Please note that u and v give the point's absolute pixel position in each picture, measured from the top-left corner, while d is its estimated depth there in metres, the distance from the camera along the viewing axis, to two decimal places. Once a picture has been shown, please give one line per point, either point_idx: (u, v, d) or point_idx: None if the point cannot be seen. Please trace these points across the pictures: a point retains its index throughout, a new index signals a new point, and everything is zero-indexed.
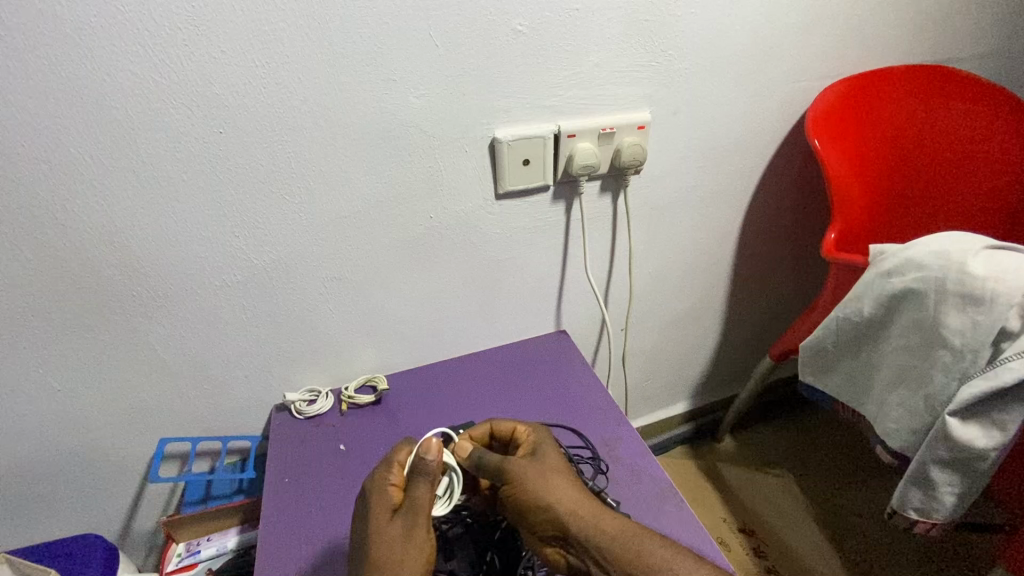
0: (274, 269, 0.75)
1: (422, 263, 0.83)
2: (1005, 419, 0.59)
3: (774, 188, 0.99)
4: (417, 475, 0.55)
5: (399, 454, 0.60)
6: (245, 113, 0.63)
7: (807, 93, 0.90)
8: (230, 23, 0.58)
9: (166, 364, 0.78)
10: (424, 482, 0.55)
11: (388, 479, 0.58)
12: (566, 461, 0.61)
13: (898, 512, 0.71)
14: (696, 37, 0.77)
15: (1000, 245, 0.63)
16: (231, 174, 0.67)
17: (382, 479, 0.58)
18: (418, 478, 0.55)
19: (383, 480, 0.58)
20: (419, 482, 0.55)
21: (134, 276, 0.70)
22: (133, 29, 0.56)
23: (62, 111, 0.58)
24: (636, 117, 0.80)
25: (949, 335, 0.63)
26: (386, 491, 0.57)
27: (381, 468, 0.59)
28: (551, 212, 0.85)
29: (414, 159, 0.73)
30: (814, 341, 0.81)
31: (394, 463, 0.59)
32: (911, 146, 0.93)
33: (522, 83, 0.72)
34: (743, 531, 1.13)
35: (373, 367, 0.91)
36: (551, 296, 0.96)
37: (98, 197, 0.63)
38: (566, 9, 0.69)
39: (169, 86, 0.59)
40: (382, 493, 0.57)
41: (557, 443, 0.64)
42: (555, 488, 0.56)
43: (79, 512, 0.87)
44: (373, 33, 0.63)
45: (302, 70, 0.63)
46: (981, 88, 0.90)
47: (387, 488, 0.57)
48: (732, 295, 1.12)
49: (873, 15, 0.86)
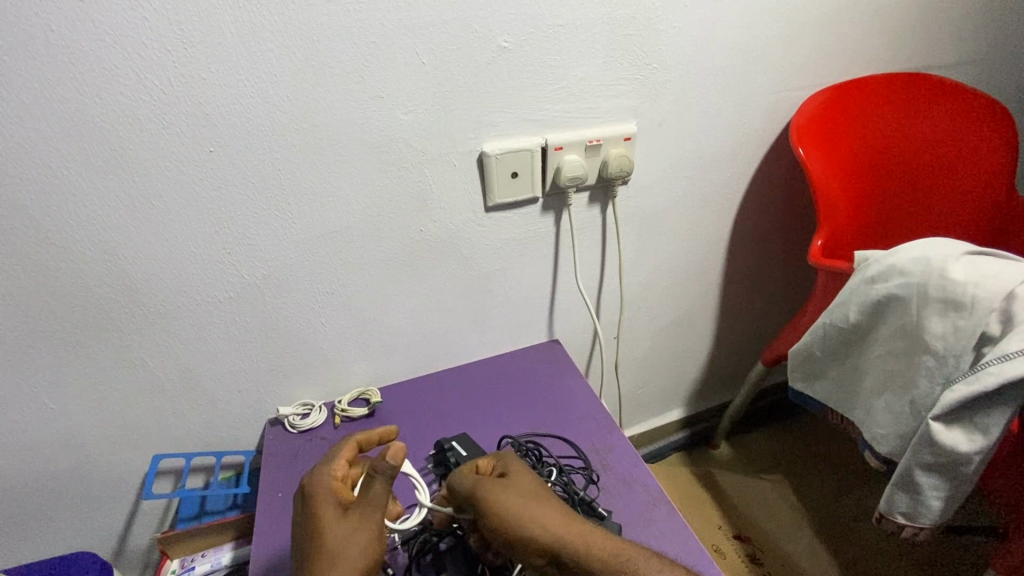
0: (267, 284, 0.76)
1: (414, 275, 0.83)
2: (988, 422, 0.59)
3: (762, 196, 1.00)
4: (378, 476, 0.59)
5: (344, 450, 0.63)
6: (234, 132, 0.64)
7: (791, 102, 0.91)
8: (219, 45, 0.59)
9: (160, 380, 0.79)
10: (382, 481, 0.59)
11: (332, 474, 0.60)
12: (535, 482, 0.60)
13: (886, 517, 0.71)
14: (680, 50, 0.78)
15: (980, 251, 0.64)
16: (222, 192, 0.68)
17: (326, 474, 0.60)
18: (376, 476, 0.59)
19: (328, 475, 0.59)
20: (374, 481, 0.59)
21: (127, 294, 0.71)
22: (124, 53, 0.57)
23: (53, 133, 0.59)
24: (622, 129, 0.81)
25: (932, 340, 0.64)
26: (331, 486, 0.58)
27: (326, 462, 0.61)
28: (540, 223, 0.86)
29: (403, 174, 0.74)
30: (803, 347, 0.82)
31: (341, 459, 0.62)
32: (895, 152, 0.94)
33: (508, 98, 0.73)
34: (739, 538, 1.13)
35: (366, 380, 0.92)
36: (543, 307, 0.96)
37: (90, 217, 0.64)
38: (550, 25, 0.70)
39: (159, 107, 0.61)
40: (328, 486, 0.58)
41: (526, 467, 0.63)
42: (531, 504, 0.56)
43: (74, 530, 0.87)
44: (362, 52, 0.64)
45: (290, 89, 0.64)
46: (963, 94, 0.92)
47: (331, 484, 0.59)
48: (724, 302, 1.13)
49: (853, 26, 0.87)
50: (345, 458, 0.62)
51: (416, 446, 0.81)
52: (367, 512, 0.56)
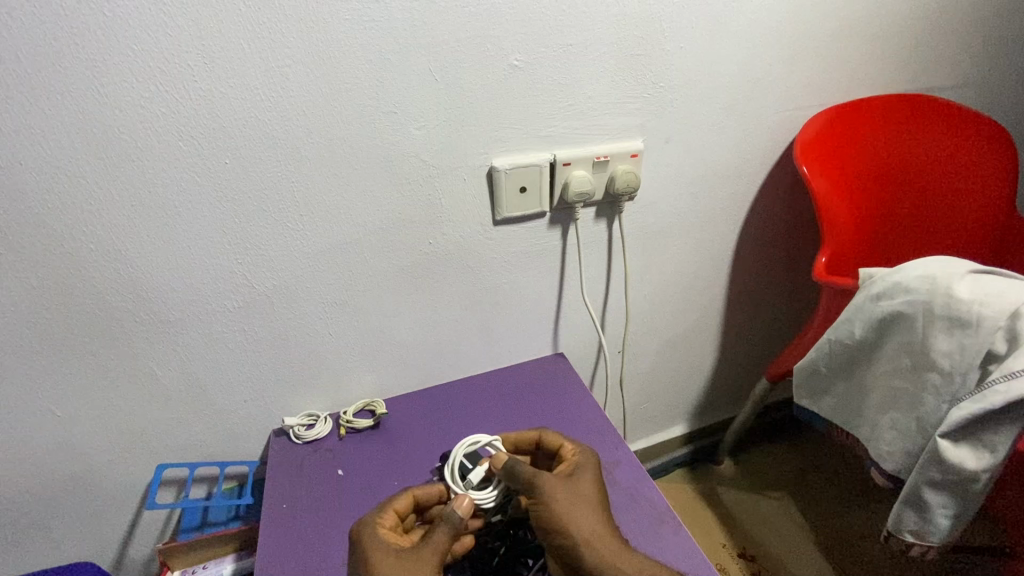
0: (275, 294, 0.77)
1: (422, 288, 0.84)
2: (994, 440, 0.59)
3: (767, 212, 1.01)
4: (440, 521, 0.58)
5: (396, 502, 0.63)
6: (249, 144, 0.66)
7: (795, 121, 0.93)
8: (238, 61, 0.61)
9: (167, 389, 0.79)
10: (445, 530, 0.58)
11: (381, 523, 0.61)
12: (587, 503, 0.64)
13: (895, 534, 0.70)
14: (685, 71, 0.80)
15: (984, 269, 0.65)
16: (234, 203, 0.69)
17: (376, 523, 0.61)
18: (441, 524, 0.58)
19: (376, 523, 0.60)
20: (439, 528, 0.58)
21: (138, 302, 0.71)
22: (144, 67, 0.58)
23: (73, 143, 0.60)
24: (629, 145, 0.82)
25: (938, 357, 0.64)
26: (382, 534, 0.59)
27: (375, 516, 0.61)
28: (547, 237, 0.87)
29: (413, 187, 0.75)
30: (808, 363, 0.83)
31: (391, 511, 0.62)
32: (896, 171, 0.95)
33: (519, 116, 0.75)
34: (743, 556, 1.12)
35: (371, 391, 0.92)
36: (549, 320, 0.97)
37: (104, 225, 0.65)
38: (561, 45, 0.72)
39: (177, 120, 0.62)
40: (377, 533, 0.59)
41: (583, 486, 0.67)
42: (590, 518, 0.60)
43: (76, 540, 0.87)
44: (376, 69, 0.66)
45: (304, 102, 0.65)
46: (964, 115, 0.93)
47: (381, 530, 0.60)
48: (728, 317, 1.13)
49: (855, 48, 0.89)
50: (395, 509, 0.63)
51: (422, 458, 0.81)
52: (423, 554, 0.56)
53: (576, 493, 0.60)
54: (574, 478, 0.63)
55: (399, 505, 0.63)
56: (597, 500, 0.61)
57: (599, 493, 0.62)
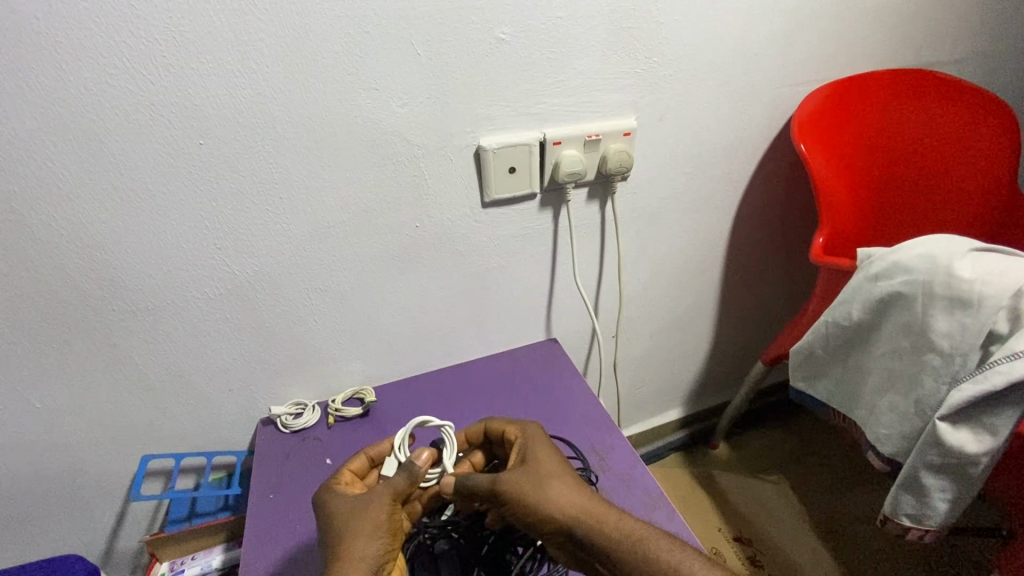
0: (257, 279, 0.74)
1: (409, 273, 0.82)
2: (996, 422, 0.58)
3: (763, 192, 0.99)
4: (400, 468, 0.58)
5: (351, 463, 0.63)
6: (223, 124, 0.63)
7: (793, 97, 0.90)
8: (208, 34, 0.58)
9: (149, 379, 0.77)
10: (403, 474, 0.57)
11: (336, 480, 0.61)
12: (558, 461, 0.59)
13: (891, 518, 0.70)
14: (680, 44, 0.77)
15: (988, 247, 0.63)
16: (210, 186, 0.66)
17: (331, 482, 0.60)
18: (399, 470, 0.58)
19: (330, 482, 0.60)
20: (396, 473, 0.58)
21: (115, 291, 0.69)
22: (108, 42, 0.55)
23: (36, 123, 0.57)
24: (621, 124, 0.80)
25: (937, 338, 0.63)
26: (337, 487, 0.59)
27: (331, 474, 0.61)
28: (538, 219, 0.84)
29: (398, 168, 0.72)
30: (804, 346, 0.81)
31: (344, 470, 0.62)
32: (894, 149, 0.93)
33: (506, 92, 0.72)
34: (738, 540, 1.12)
35: (360, 379, 0.90)
36: (541, 305, 0.95)
37: (75, 211, 0.63)
38: (549, 17, 0.69)
39: (147, 98, 0.59)
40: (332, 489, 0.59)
41: (544, 437, 0.62)
42: (550, 488, 0.55)
43: (63, 533, 0.86)
44: (353, 43, 0.63)
45: (279, 78, 0.62)
46: (962, 90, 0.91)
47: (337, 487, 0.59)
48: (723, 300, 1.12)
49: (856, 19, 0.86)
50: (352, 470, 0.63)
51: None
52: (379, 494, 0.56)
53: (535, 478, 0.56)
54: (529, 460, 0.58)
55: (356, 462, 0.63)
56: (560, 470, 0.57)
57: (556, 462, 0.58)
